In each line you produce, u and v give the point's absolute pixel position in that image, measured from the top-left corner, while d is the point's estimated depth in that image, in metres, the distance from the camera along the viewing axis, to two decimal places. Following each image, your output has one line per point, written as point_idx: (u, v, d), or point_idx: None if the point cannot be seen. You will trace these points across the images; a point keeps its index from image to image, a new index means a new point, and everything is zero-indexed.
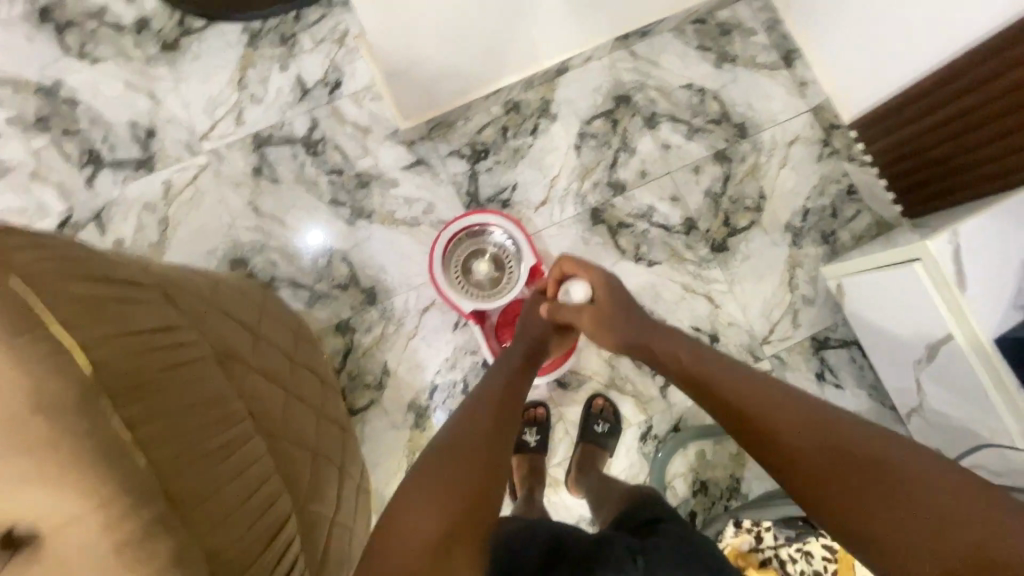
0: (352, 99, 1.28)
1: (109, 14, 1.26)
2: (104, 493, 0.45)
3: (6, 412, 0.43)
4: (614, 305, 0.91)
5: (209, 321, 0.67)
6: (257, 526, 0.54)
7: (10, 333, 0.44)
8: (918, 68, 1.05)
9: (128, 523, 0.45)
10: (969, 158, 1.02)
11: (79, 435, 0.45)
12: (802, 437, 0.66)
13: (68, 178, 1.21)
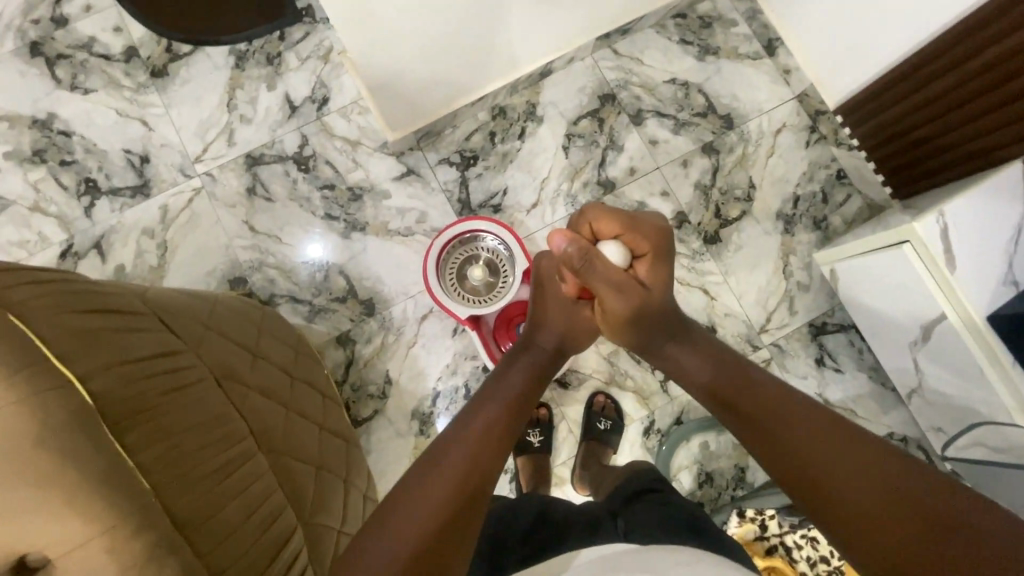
0: (340, 114, 1.29)
1: (97, 44, 1.29)
2: (107, 518, 0.46)
3: (7, 444, 0.44)
4: (664, 285, 0.69)
5: (208, 344, 0.68)
6: (261, 542, 0.55)
7: (9, 369, 0.46)
8: (893, 53, 1.04)
9: (131, 545, 0.46)
10: (957, 136, 1.01)
11: (81, 462, 0.46)
12: (792, 422, 0.55)
13: (66, 208, 1.24)
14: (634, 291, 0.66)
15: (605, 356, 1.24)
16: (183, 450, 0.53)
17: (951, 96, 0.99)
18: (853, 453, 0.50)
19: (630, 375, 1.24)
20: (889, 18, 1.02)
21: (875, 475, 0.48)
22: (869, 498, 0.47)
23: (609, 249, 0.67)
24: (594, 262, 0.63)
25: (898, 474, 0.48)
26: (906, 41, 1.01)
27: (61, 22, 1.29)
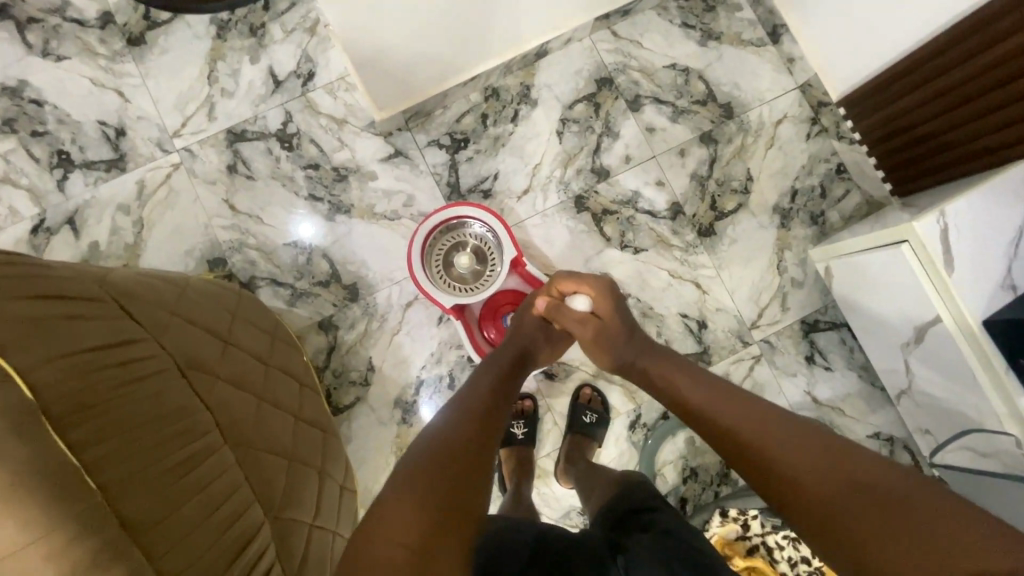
0: (326, 90, 1.24)
1: (71, 9, 1.22)
2: (46, 522, 0.43)
3: None
4: (627, 322, 0.85)
5: (173, 331, 0.65)
6: (221, 543, 0.53)
7: None
8: (914, 35, 0.99)
9: (74, 551, 0.43)
10: (962, 133, 0.98)
11: (17, 461, 0.43)
12: (753, 422, 0.62)
13: (39, 181, 1.19)
14: (596, 325, 0.85)
15: None
16: (134, 447, 0.50)
17: (958, 92, 0.95)
18: (805, 446, 0.57)
19: None
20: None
21: (826, 463, 0.55)
22: (826, 485, 0.53)
23: (573, 300, 0.89)
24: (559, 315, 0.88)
25: (850, 462, 0.54)
26: (930, 21, 0.95)
27: None
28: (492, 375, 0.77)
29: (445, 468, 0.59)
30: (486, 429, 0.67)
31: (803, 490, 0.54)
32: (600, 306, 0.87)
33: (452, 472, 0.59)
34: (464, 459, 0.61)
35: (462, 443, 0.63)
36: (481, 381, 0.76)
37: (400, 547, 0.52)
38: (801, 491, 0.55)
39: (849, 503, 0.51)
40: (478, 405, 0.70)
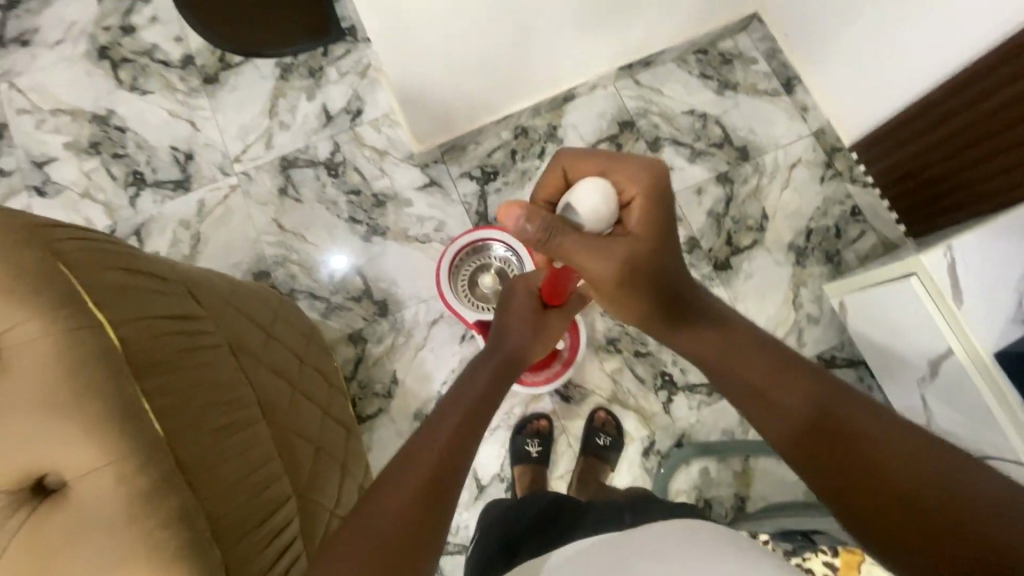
0: (372, 125, 1.37)
1: (158, 52, 1.40)
2: (120, 450, 0.50)
3: (53, 370, 0.51)
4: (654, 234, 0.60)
5: (227, 317, 0.73)
6: (256, 501, 0.58)
7: (59, 304, 0.52)
8: (919, 83, 1.06)
9: (139, 479, 0.50)
10: (970, 176, 1.02)
11: (106, 396, 0.51)
12: (789, 381, 0.58)
13: (113, 197, 1.33)
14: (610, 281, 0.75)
15: (609, 374, 1.25)
16: (192, 402, 0.56)
17: (963, 136, 1.01)
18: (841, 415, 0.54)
19: (633, 395, 1.25)
20: (921, 43, 1.03)
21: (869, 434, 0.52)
22: (868, 447, 0.51)
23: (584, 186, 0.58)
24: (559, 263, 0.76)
25: (915, 456, 0.50)
26: (939, 65, 1.02)
27: (129, 30, 1.41)
28: (491, 355, 0.71)
29: (445, 447, 0.56)
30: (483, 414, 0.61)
31: (845, 455, 0.52)
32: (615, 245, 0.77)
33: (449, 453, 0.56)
34: (461, 441, 0.58)
35: (462, 421, 0.59)
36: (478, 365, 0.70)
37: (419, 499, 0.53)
38: (857, 470, 0.51)
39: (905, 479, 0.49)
40: (478, 389, 0.65)
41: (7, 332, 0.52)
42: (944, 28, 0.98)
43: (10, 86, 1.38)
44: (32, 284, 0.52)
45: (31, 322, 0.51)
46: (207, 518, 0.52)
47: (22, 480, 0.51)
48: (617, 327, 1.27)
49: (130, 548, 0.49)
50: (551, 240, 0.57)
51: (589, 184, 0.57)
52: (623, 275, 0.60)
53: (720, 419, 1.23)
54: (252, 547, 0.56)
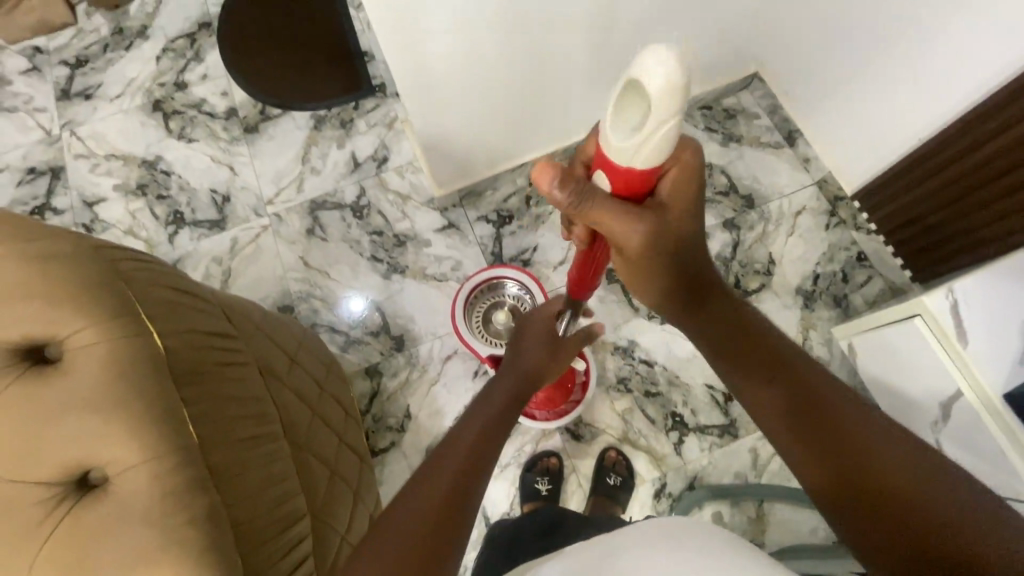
0: (396, 172, 1.47)
1: (206, 105, 1.54)
2: (158, 450, 0.56)
3: (104, 377, 0.57)
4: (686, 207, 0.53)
5: (256, 340, 0.79)
6: (274, 513, 0.61)
7: (114, 318, 0.58)
8: (919, 132, 1.11)
9: (174, 478, 0.55)
10: (971, 221, 1.05)
11: (149, 401, 0.57)
12: (794, 383, 0.58)
13: (154, 234, 1.43)
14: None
15: (619, 413, 1.26)
16: (222, 412, 0.61)
17: (959, 183, 1.06)
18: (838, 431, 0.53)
19: (644, 435, 1.25)
20: (913, 98, 1.11)
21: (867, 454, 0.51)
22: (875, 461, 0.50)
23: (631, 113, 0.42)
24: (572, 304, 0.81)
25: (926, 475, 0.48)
26: (933, 118, 1.08)
27: (181, 86, 1.56)
28: (508, 377, 0.78)
29: (455, 476, 0.58)
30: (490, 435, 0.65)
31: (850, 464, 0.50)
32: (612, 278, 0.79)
33: (457, 485, 0.57)
34: (470, 475, 0.59)
35: (473, 451, 0.62)
36: (495, 385, 0.76)
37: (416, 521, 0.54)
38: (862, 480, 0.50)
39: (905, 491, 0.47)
40: (491, 412, 0.70)
41: (72, 336, 0.58)
42: (934, 84, 1.06)
43: (70, 134, 1.52)
44: (97, 295, 0.59)
45: (91, 329, 0.58)
46: (230, 521, 0.57)
47: (70, 473, 0.56)
48: (627, 367, 1.29)
49: (158, 543, 0.53)
50: (583, 206, 0.49)
51: (655, 71, 0.38)
52: (650, 257, 0.56)
53: (732, 462, 1.22)
54: (267, 556, 0.59)
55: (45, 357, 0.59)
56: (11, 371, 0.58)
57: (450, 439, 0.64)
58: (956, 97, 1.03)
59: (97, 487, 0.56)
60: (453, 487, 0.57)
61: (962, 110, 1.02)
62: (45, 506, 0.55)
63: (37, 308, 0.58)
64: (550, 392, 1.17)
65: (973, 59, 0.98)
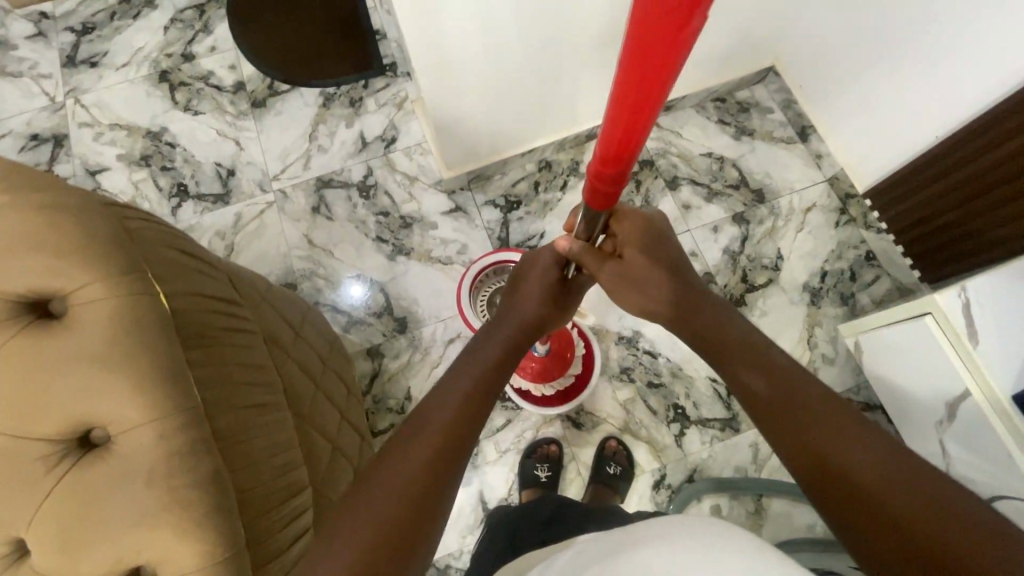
0: (404, 153, 1.45)
1: (213, 78, 1.52)
2: (164, 409, 0.55)
3: (108, 331, 0.55)
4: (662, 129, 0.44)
5: (261, 309, 0.78)
6: (278, 480, 0.61)
7: (120, 274, 0.57)
8: (934, 132, 1.10)
9: (180, 437, 0.55)
10: (980, 224, 1.05)
11: (155, 359, 0.56)
12: (778, 385, 0.61)
13: (158, 206, 1.41)
14: (625, 269, 0.69)
15: (622, 403, 1.25)
16: (229, 376, 0.61)
17: (971, 186, 1.04)
18: (851, 440, 0.55)
19: (645, 425, 1.24)
20: (935, 93, 1.08)
21: (875, 466, 0.52)
22: (848, 461, 0.53)
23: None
24: (593, 252, 0.67)
25: (904, 472, 0.51)
26: (955, 114, 1.06)
27: (189, 57, 1.53)
28: (502, 330, 0.71)
29: (442, 438, 0.58)
30: (478, 397, 0.63)
31: (827, 467, 0.54)
32: (627, 234, 0.70)
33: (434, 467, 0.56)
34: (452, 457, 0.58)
35: (454, 425, 0.59)
36: (488, 341, 0.70)
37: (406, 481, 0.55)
38: (839, 483, 0.53)
39: (881, 487, 0.51)
40: (477, 375, 0.65)
41: (74, 291, 0.57)
42: (954, 84, 1.04)
43: (75, 102, 1.49)
44: (101, 251, 0.58)
45: (96, 285, 0.56)
46: (235, 488, 0.57)
47: (71, 430, 0.55)
48: (631, 357, 1.28)
49: (163, 502, 0.53)
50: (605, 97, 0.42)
51: None
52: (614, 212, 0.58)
53: (733, 456, 1.22)
54: (270, 526, 0.60)
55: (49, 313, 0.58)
56: (13, 324, 0.57)
57: (425, 414, 0.60)
58: (975, 98, 1.02)
59: (102, 447, 0.56)
60: (424, 469, 0.56)
61: (984, 110, 1.00)
62: (47, 462, 0.55)
63: (39, 260, 0.56)
64: (547, 363, 1.16)
65: (1001, 54, 0.95)
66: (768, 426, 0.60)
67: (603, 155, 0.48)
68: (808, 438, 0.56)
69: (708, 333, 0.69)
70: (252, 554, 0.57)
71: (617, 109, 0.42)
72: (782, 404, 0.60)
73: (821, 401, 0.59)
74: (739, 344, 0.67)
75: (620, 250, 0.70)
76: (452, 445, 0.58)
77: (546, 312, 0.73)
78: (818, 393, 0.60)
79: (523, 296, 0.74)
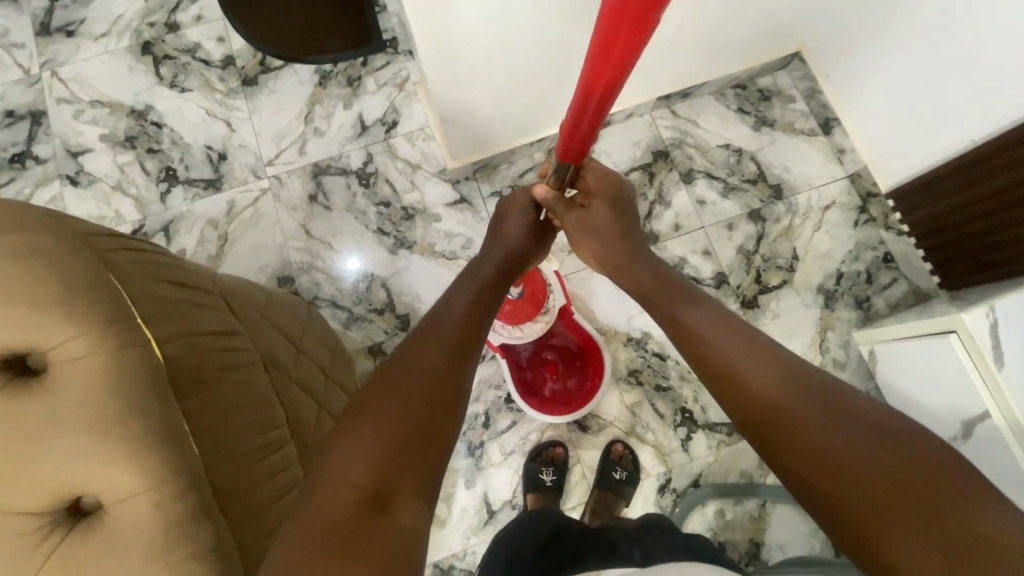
0: (406, 138, 1.37)
1: (200, 51, 1.41)
2: (159, 477, 0.55)
3: (96, 395, 0.55)
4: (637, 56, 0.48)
5: (261, 332, 0.77)
6: (268, 508, 0.63)
7: (106, 335, 0.56)
8: (966, 138, 1.05)
9: (177, 507, 0.56)
10: (1002, 237, 1.01)
11: (147, 421, 0.56)
12: (747, 352, 0.61)
13: (145, 192, 1.34)
14: (590, 219, 0.77)
15: (628, 406, 1.23)
16: (227, 425, 0.62)
17: (995, 199, 1.00)
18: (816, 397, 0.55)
19: (652, 428, 1.22)
20: (974, 96, 1.01)
21: (833, 421, 0.52)
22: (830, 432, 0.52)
23: None
24: (563, 201, 0.77)
25: (887, 437, 0.50)
26: (997, 118, 0.99)
27: (173, 27, 1.42)
28: (484, 270, 0.74)
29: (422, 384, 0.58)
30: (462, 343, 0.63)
31: (807, 436, 0.53)
32: (596, 187, 0.80)
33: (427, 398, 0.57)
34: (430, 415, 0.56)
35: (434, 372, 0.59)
36: (469, 277, 0.73)
37: (386, 428, 0.54)
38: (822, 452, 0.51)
39: (868, 455, 0.49)
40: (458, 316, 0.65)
41: (57, 348, 0.56)
42: (990, 89, 0.98)
43: (51, 75, 1.39)
44: (86, 302, 0.57)
45: (82, 345, 0.56)
46: (238, 545, 0.59)
47: (59, 502, 0.56)
48: (640, 358, 1.25)
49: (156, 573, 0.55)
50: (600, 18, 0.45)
51: None
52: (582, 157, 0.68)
53: (739, 460, 1.21)
54: (257, 530, 0.61)
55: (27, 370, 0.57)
56: None
57: (408, 353, 0.61)
58: (1010, 107, 0.96)
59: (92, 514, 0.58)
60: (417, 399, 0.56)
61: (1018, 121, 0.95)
62: (35, 537, 0.55)
63: (19, 317, 0.55)
64: (516, 305, 1.11)
65: None
66: (739, 396, 0.59)
67: (587, 84, 0.54)
68: (775, 400, 0.56)
69: (676, 298, 0.71)
70: (251, 560, 0.60)
71: (602, 45, 0.48)
72: (753, 377, 0.59)
73: (791, 366, 0.59)
74: (712, 317, 0.67)
75: (589, 201, 0.79)
76: (435, 385, 0.58)
77: (523, 253, 0.79)
78: (788, 360, 0.60)
79: (506, 232, 0.79)
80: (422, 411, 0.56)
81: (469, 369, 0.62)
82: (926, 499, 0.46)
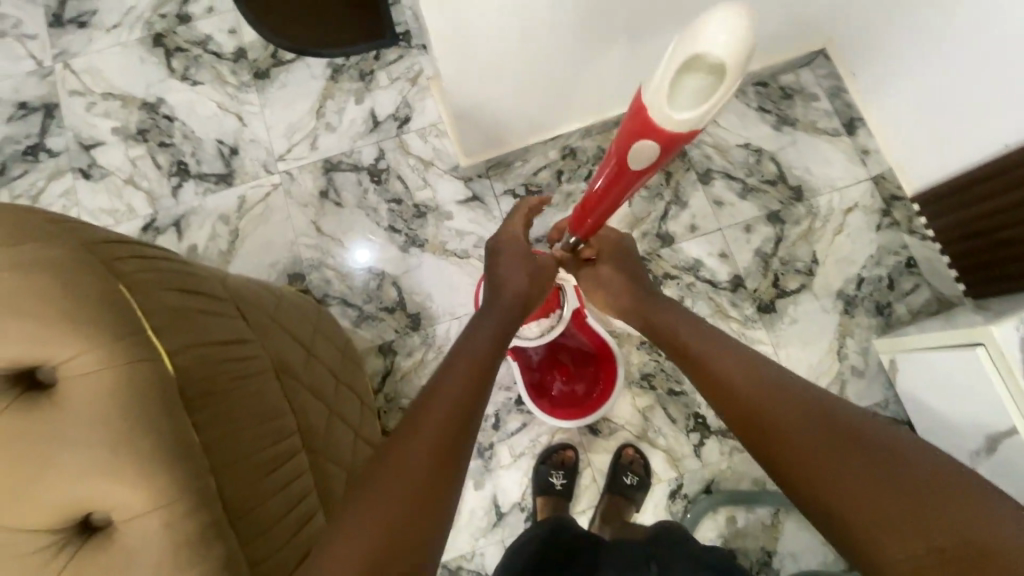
0: (418, 134, 1.35)
1: (212, 43, 1.40)
2: (167, 491, 0.55)
3: (105, 411, 0.55)
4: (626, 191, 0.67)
5: (272, 337, 0.76)
6: (278, 523, 0.62)
7: (116, 348, 0.56)
8: (996, 143, 1.02)
9: (187, 521, 0.55)
10: None
11: (155, 435, 0.56)
12: (772, 391, 0.61)
13: (157, 186, 1.33)
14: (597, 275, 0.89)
15: (640, 410, 1.22)
16: (237, 437, 0.61)
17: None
18: (828, 419, 0.56)
19: (664, 433, 1.21)
20: (1007, 96, 0.98)
21: (860, 454, 0.52)
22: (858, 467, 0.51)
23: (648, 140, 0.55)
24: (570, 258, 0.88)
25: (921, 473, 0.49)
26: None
27: (185, 19, 1.41)
28: (495, 308, 0.72)
29: (444, 417, 0.56)
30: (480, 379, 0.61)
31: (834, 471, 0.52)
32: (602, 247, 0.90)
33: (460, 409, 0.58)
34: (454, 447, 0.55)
35: (455, 406, 0.57)
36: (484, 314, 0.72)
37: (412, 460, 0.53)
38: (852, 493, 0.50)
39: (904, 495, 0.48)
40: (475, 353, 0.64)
41: (67, 362, 0.56)
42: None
43: (64, 67, 1.38)
44: (93, 314, 0.56)
45: (91, 358, 0.56)
46: (248, 562, 0.58)
47: (68, 521, 0.56)
48: (653, 362, 1.23)
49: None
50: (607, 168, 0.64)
51: (720, 46, 0.47)
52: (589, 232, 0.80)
53: (752, 468, 1.19)
54: (269, 545, 0.61)
55: (38, 385, 0.57)
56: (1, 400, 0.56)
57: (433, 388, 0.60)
58: None
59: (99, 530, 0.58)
60: (451, 418, 0.56)
61: None
62: (44, 555, 0.55)
63: (28, 331, 0.55)
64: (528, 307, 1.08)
65: None
66: (760, 438, 0.59)
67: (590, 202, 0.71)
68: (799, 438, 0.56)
69: (697, 339, 0.73)
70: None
71: (607, 184, 0.66)
72: (779, 419, 0.59)
73: (818, 403, 0.58)
74: (735, 358, 0.67)
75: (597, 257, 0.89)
76: (454, 419, 0.56)
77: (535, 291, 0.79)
78: (814, 397, 0.59)
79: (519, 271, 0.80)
80: (443, 443, 0.55)
81: (484, 398, 0.61)
82: (974, 535, 0.44)
